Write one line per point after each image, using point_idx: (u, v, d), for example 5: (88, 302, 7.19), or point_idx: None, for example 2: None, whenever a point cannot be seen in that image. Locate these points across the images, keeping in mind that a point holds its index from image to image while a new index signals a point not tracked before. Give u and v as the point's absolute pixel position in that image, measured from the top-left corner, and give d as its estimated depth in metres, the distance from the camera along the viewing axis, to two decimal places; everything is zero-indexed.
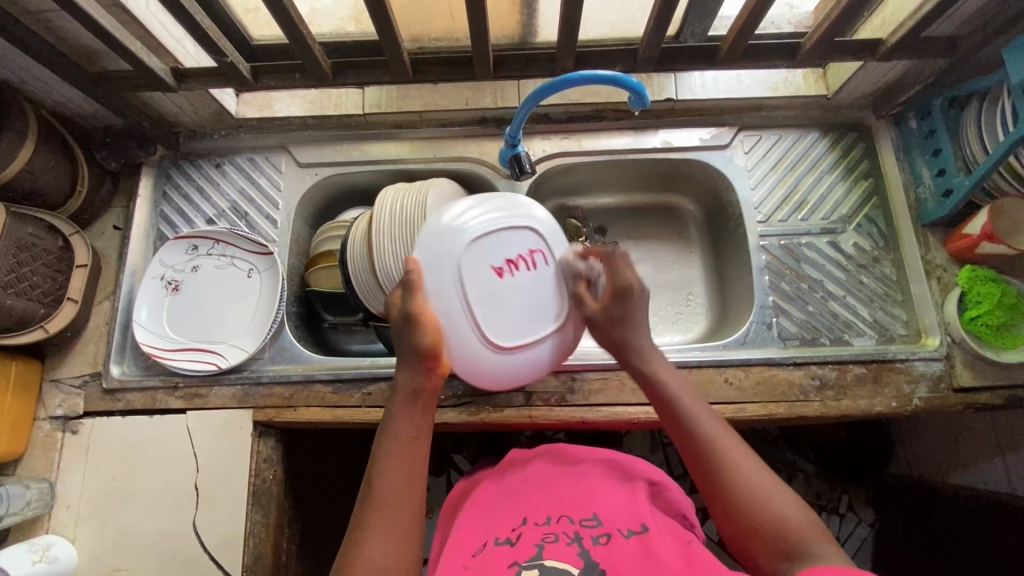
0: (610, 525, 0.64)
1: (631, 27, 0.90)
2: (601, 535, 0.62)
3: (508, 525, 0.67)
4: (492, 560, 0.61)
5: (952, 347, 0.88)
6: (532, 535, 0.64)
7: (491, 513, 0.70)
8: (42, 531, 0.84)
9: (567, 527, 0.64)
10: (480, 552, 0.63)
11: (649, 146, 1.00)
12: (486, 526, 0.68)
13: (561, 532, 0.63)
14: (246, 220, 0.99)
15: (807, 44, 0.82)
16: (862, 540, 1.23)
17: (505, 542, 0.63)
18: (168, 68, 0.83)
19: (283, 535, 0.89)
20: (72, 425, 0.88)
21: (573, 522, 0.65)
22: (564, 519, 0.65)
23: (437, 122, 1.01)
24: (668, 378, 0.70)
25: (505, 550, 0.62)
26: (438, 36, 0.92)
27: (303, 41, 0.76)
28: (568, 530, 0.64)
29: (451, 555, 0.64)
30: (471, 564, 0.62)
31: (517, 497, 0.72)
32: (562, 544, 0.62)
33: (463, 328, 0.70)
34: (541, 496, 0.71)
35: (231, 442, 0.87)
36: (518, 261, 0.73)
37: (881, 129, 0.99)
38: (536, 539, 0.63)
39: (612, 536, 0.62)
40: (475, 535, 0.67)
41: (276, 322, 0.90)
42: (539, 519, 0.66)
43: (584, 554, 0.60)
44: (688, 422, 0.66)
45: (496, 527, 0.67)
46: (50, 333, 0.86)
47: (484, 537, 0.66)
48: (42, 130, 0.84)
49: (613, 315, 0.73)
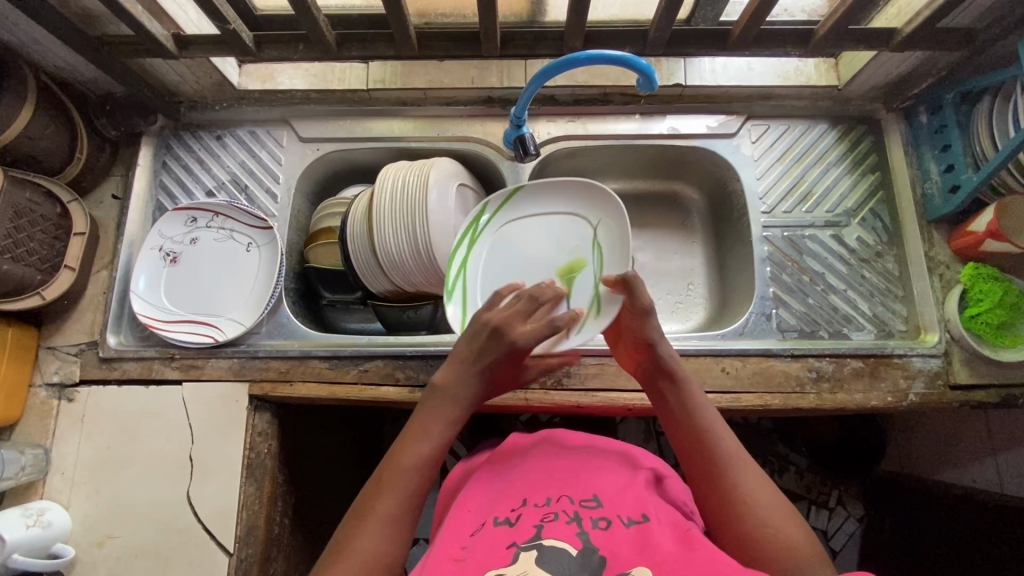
0: (609, 510, 0.64)
1: (641, 9, 0.89)
2: (600, 519, 0.62)
3: (508, 507, 0.67)
4: (491, 542, 0.61)
5: (951, 343, 0.88)
6: (531, 516, 0.64)
7: (492, 495, 0.70)
8: (36, 496, 0.84)
9: (567, 506, 0.64)
10: (478, 531, 0.64)
11: (655, 131, 0.98)
12: (484, 506, 0.69)
13: (560, 510, 0.64)
14: (246, 193, 0.98)
15: (820, 31, 0.80)
16: (849, 535, 1.26)
17: (504, 522, 0.64)
18: (169, 33, 0.81)
19: (276, 508, 0.90)
20: (68, 393, 0.88)
21: (573, 502, 0.65)
22: (564, 499, 0.66)
23: (442, 100, 1.00)
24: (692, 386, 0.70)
25: (504, 530, 0.62)
26: (446, 12, 0.90)
27: (308, 10, 0.74)
28: (568, 509, 0.64)
29: (452, 534, 0.64)
30: (470, 543, 0.62)
31: (517, 478, 0.72)
32: (561, 523, 0.62)
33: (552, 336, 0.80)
34: (540, 480, 0.70)
35: (227, 416, 0.87)
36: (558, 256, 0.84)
37: (890, 122, 0.98)
38: (535, 519, 0.63)
39: (611, 520, 0.62)
40: (473, 513, 0.67)
41: (274, 297, 0.90)
42: (539, 500, 0.66)
43: (583, 535, 0.60)
44: (700, 426, 0.67)
45: (496, 509, 0.67)
46: (47, 300, 0.85)
47: (484, 515, 0.66)
48: (40, 94, 0.82)
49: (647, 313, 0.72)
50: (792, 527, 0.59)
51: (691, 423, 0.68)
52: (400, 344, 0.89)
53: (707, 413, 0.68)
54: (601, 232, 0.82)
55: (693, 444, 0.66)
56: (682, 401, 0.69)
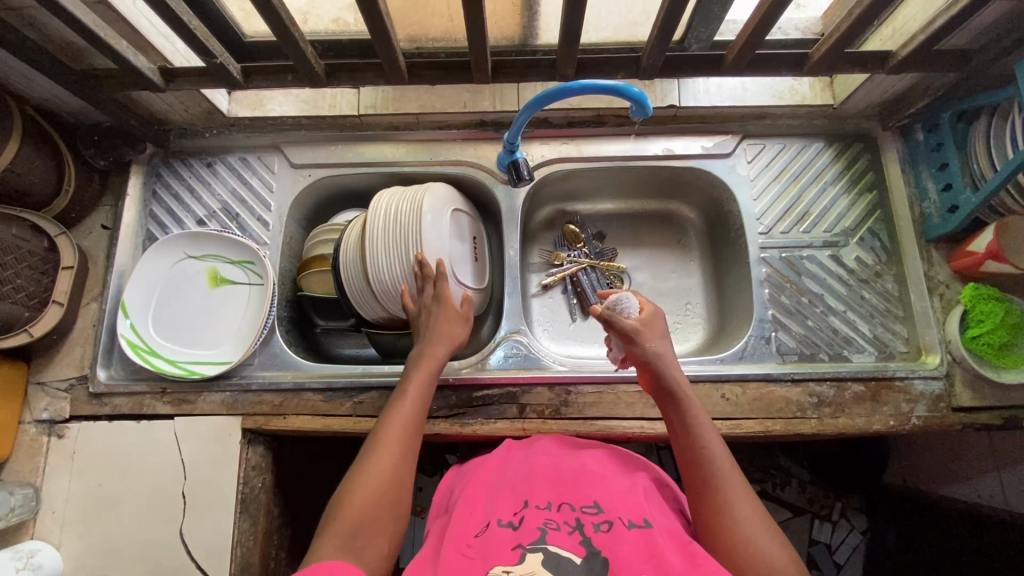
0: (611, 514, 0.62)
1: (635, 32, 0.87)
2: (601, 523, 0.61)
3: (510, 508, 0.64)
4: (492, 543, 0.60)
5: (952, 365, 0.87)
6: (533, 521, 0.62)
7: (490, 495, 0.68)
8: (27, 537, 0.83)
9: (569, 514, 0.62)
10: (482, 533, 0.62)
11: (650, 152, 0.97)
12: (485, 509, 0.66)
13: (562, 518, 0.62)
14: (238, 221, 0.96)
15: (815, 55, 0.79)
16: (853, 549, 1.24)
17: (507, 526, 0.61)
18: (155, 66, 0.80)
19: (272, 542, 0.88)
20: (58, 429, 0.87)
21: (573, 509, 0.63)
22: (565, 506, 0.63)
23: (434, 125, 0.99)
24: (696, 412, 0.69)
25: (506, 531, 0.61)
26: (436, 36, 0.89)
27: (296, 44, 0.73)
28: (569, 517, 0.62)
29: (454, 534, 0.63)
30: (473, 545, 0.60)
31: (515, 479, 0.70)
32: (565, 532, 0.60)
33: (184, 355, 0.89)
34: (541, 478, 0.68)
35: (218, 450, 0.85)
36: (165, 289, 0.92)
37: (887, 140, 0.97)
38: (539, 523, 0.61)
39: (613, 524, 0.60)
40: (474, 518, 0.65)
41: (267, 327, 0.89)
42: (540, 503, 0.64)
43: (586, 543, 0.59)
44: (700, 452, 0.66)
45: (498, 509, 0.65)
46: (35, 336, 0.84)
47: (486, 518, 0.64)
48: (27, 128, 0.81)
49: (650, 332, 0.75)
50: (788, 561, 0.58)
51: (692, 446, 0.67)
52: (396, 374, 0.88)
53: (709, 437, 0.67)
54: (226, 265, 0.93)
55: (693, 468, 0.66)
56: (684, 423, 0.69)
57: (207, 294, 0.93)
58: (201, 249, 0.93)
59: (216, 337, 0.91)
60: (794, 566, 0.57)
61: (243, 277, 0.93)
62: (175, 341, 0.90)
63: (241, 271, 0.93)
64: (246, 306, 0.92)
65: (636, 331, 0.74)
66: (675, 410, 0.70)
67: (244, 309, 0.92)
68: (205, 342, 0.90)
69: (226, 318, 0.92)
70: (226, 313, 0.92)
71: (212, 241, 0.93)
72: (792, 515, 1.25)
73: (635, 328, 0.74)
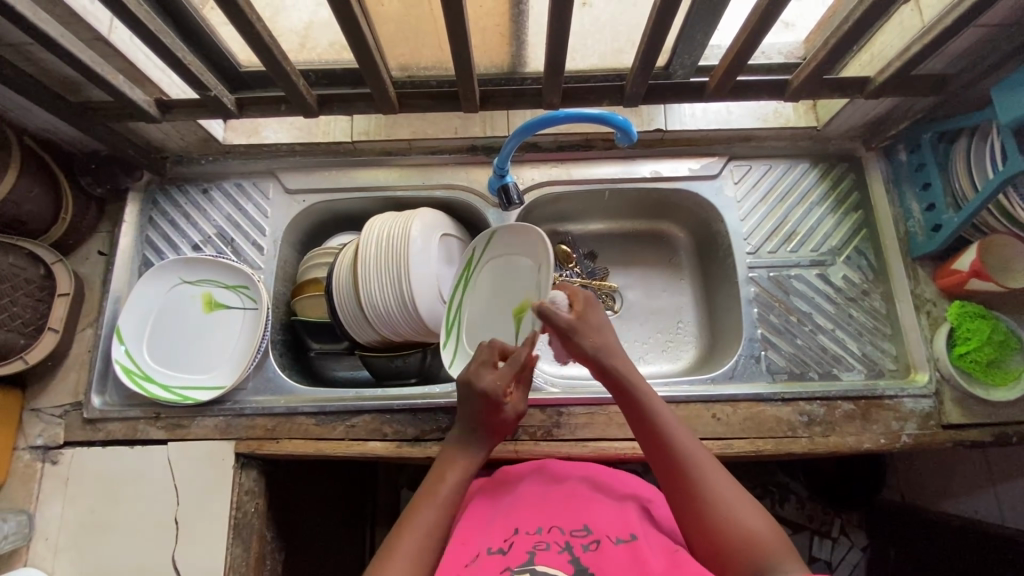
0: (599, 535, 0.62)
1: (620, 59, 0.89)
2: (590, 543, 0.61)
3: (500, 535, 0.64)
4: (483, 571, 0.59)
5: (941, 383, 0.87)
6: (522, 544, 0.62)
7: (483, 525, 0.68)
8: (19, 563, 0.83)
9: (558, 536, 0.63)
10: (473, 562, 0.61)
11: (638, 175, 0.99)
12: (475, 538, 0.66)
13: (551, 541, 0.62)
14: (233, 246, 0.98)
15: (795, 81, 0.81)
16: (852, 566, 1.22)
17: (497, 552, 0.61)
18: (152, 98, 0.82)
19: (265, 567, 0.88)
20: (53, 456, 0.87)
21: (563, 532, 0.63)
22: (554, 529, 0.64)
23: (427, 150, 1.01)
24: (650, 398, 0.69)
25: (495, 559, 0.61)
26: (427, 65, 0.91)
27: (287, 76, 0.75)
28: (559, 539, 0.62)
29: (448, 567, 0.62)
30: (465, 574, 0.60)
31: (506, 507, 0.70)
32: (553, 552, 0.60)
33: (177, 381, 0.90)
34: (531, 505, 0.69)
35: (211, 475, 0.85)
36: (160, 314, 0.93)
37: (871, 160, 0.99)
38: (528, 546, 0.61)
39: (601, 543, 0.61)
40: (465, 547, 0.65)
41: (260, 352, 0.89)
42: (529, 528, 0.64)
43: (575, 562, 0.59)
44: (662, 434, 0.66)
45: (489, 537, 0.65)
46: (31, 364, 0.84)
47: (476, 547, 0.64)
48: (25, 160, 0.83)
49: (590, 320, 0.71)
50: (766, 531, 0.58)
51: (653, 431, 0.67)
52: (387, 397, 0.88)
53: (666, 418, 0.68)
54: (220, 290, 0.94)
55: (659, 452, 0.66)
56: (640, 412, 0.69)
57: (202, 319, 0.94)
58: (196, 275, 0.94)
59: (210, 363, 0.91)
60: (772, 529, 0.59)
61: (237, 302, 0.94)
62: (169, 366, 0.91)
63: (235, 296, 0.94)
64: (240, 332, 0.93)
65: (574, 327, 0.70)
66: (633, 403, 0.69)
67: (239, 335, 0.93)
68: (199, 368, 0.91)
69: (221, 343, 0.92)
70: (221, 338, 0.93)
71: (206, 266, 0.94)
72: (793, 532, 1.23)
73: (574, 324, 0.70)
